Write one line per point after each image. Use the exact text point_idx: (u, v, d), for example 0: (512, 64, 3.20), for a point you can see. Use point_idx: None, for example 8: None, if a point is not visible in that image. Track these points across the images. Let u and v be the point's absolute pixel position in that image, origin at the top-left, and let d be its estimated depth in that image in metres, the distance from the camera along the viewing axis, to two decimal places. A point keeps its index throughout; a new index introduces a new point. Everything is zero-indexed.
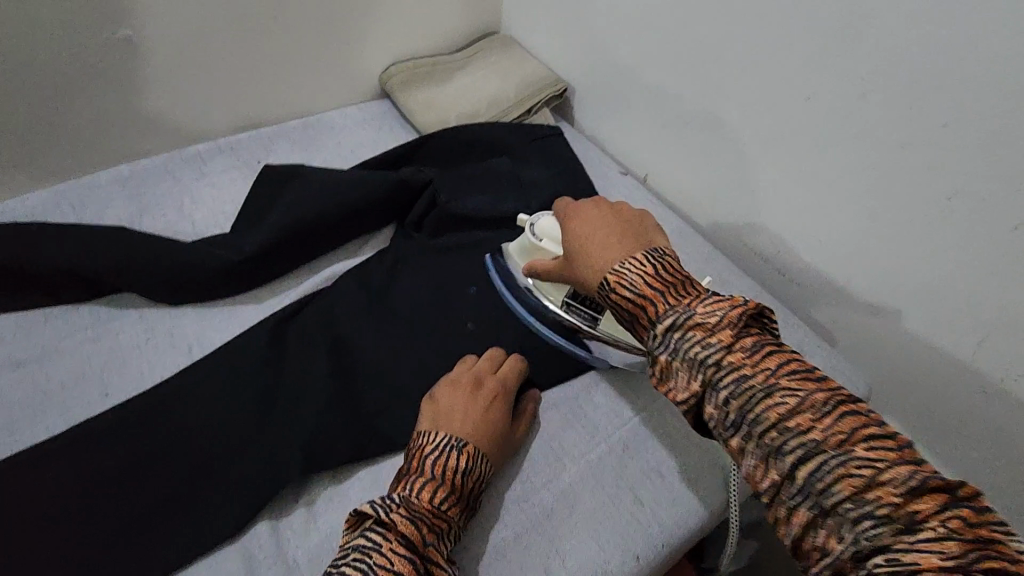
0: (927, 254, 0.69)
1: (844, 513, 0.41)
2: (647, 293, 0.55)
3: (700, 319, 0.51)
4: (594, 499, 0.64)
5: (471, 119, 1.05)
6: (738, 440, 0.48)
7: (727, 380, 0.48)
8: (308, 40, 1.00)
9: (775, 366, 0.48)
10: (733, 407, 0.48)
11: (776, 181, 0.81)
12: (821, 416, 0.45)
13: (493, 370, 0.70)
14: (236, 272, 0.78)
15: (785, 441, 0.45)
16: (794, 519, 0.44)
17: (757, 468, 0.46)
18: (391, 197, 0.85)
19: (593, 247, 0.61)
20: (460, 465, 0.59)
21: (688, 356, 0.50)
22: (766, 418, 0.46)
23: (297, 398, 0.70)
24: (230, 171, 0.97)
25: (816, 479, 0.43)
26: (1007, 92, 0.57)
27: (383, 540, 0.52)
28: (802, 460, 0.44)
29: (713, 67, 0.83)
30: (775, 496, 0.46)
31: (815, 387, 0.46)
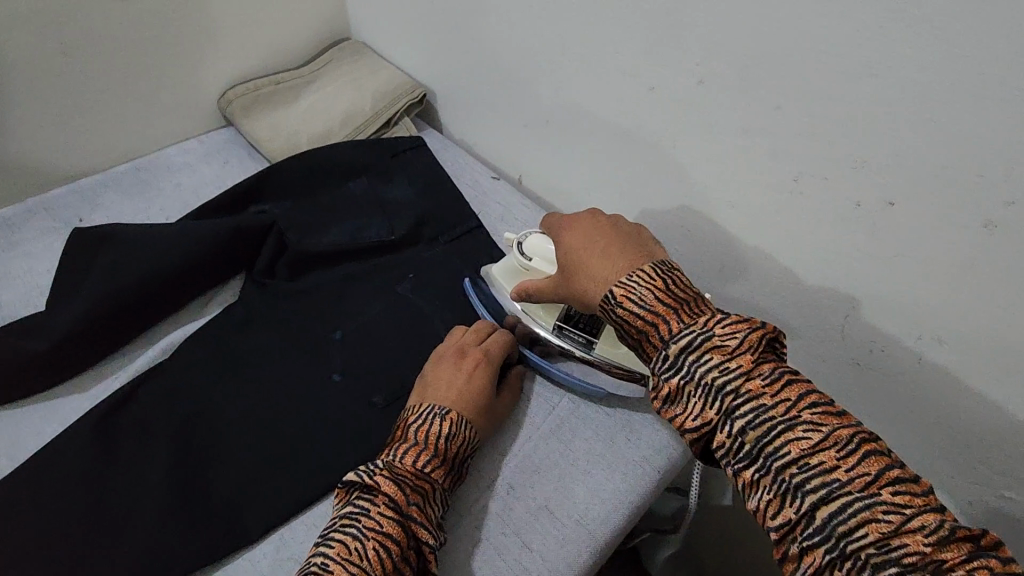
0: (786, 235, 0.68)
1: (868, 557, 0.41)
2: (657, 309, 0.53)
3: (717, 342, 0.49)
4: (531, 494, 0.63)
5: (323, 139, 0.97)
6: (753, 473, 0.46)
7: (747, 409, 0.47)
8: (117, 73, 0.88)
9: (796, 399, 0.47)
10: (751, 438, 0.46)
11: (639, 173, 0.79)
12: (847, 454, 0.44)
13: (480, 341, 0.69)
14: (49, 362, 0.68)
15: (808, 478, 0.44)
16: (807, 558, 0.43)
17: (770, 503, 0.45)
18: (228, 247, 0.76)
19: (598, 265, 0.58)
20: (443, 431, 0.60)
21: (705, 381, 0.48)
22: (787, 452, 0.45)
23: (133, 502, 0.61)
24: (46, 236, 0.85)
25: (837, 521, 0.42)
26: (825, 67, 0.56)
27: (370, 505, 0.54)
28: (824, 500, 0.43)
29: (559, 60, 0.79)
30: (786, 533, 0.44)
31: (838, 423, 0.45)
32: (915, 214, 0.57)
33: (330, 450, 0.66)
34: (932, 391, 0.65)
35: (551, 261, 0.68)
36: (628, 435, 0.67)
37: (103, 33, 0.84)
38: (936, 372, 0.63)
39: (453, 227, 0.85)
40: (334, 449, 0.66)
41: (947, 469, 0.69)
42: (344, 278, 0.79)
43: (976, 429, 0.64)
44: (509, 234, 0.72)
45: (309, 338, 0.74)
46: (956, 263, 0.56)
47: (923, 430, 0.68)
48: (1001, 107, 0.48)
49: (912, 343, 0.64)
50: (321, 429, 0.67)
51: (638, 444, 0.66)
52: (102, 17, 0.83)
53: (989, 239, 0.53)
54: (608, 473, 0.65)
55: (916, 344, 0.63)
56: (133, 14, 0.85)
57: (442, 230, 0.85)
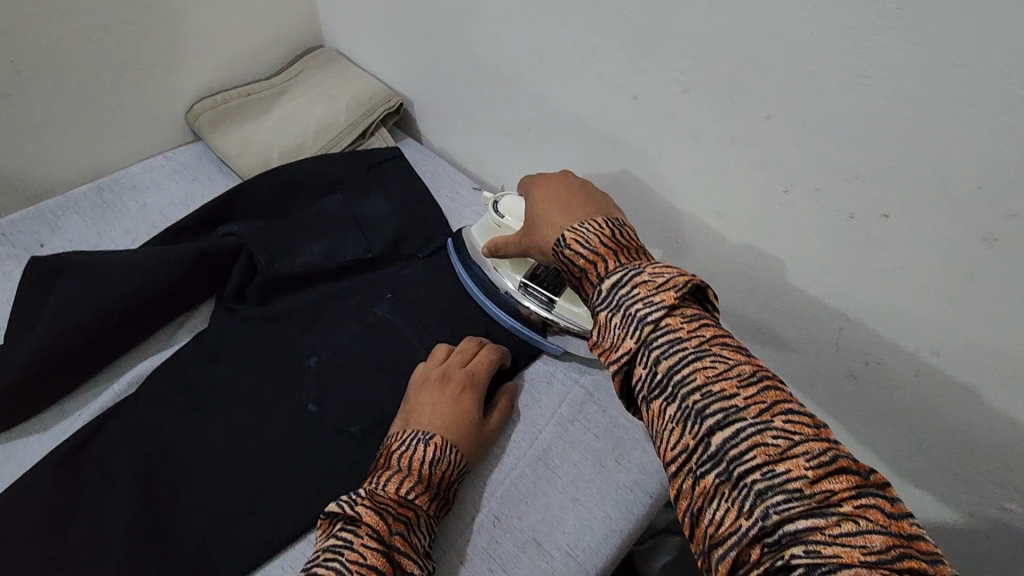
0: (776, 247, 0.65)
1: (754, 484, 0.38)
2: (600, 251, 0.51)
3: (646, 277, 0.47)
4: (514, 512, 0.61)
5: (297, 153, 0.93)
6: (659, 403, 0.43)
7: (662, 338, 0.44)
8: (75, 91, 0.84)
9: (710, 335, 0.44)
10: (663, 366, 0.44)
11: (623, 184, 0.76)
12: (748, 385, 0.41)
13: (464, 363, 0.67)
14: (4, 403, 0.64)
15: (709, 406, 0.41)
16: (700, 487, 0.40)
17: (672, 432, 0.42)
18: (196, 272, 0.73)
19: (556, 212, 0.58)
20: (427, 456, 0.57)
21: (626, 309, 0.46)
22: (692, 380, 0.42)
23: (93, 553, 0.58)
24: (4, 264, 0.81)
25: (730, 448, 0.39)
26: (812, 76, 0.54)
27: (354, 536, 0.50)
28: (721, 427, 0.40)
29: (539, 68, 0.76)
30: (683, 464, 0.41)
31: (746, 359, 0.43)
32: (909, 227, 0.55)
33: (304, 484, 0.63)
34: (928, 403, 0.63)
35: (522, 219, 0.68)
36: (618, 459, 0.65)
37: (59, 49, 0.80)
38: (932, 385, 0.62)
39: (433, 242, 0.82)
40: (312, 484, 0.63)
41: (944, 481, 0.67)
42: (319, 299, 0.76)
43: (971, 442, 0.62)
44: (487, 193, 0.74)
45: (282, 365, 0.71)
46: (951, 275, 0.54)
47: (918, 441, 0.67)
48: (994, 121, 0.46)
49: (909, 356, 0.61)
50: (298, 462, 0.64)
51: (629, 467, 0.64)
52: (56, 34, 0.79)
53: (987, 253, 0.51)
54: (599, 500, 0.62)
55: (910, 357, 0.61)
56: (90, 29, 0.81)
57: (421, 246, 0.82)
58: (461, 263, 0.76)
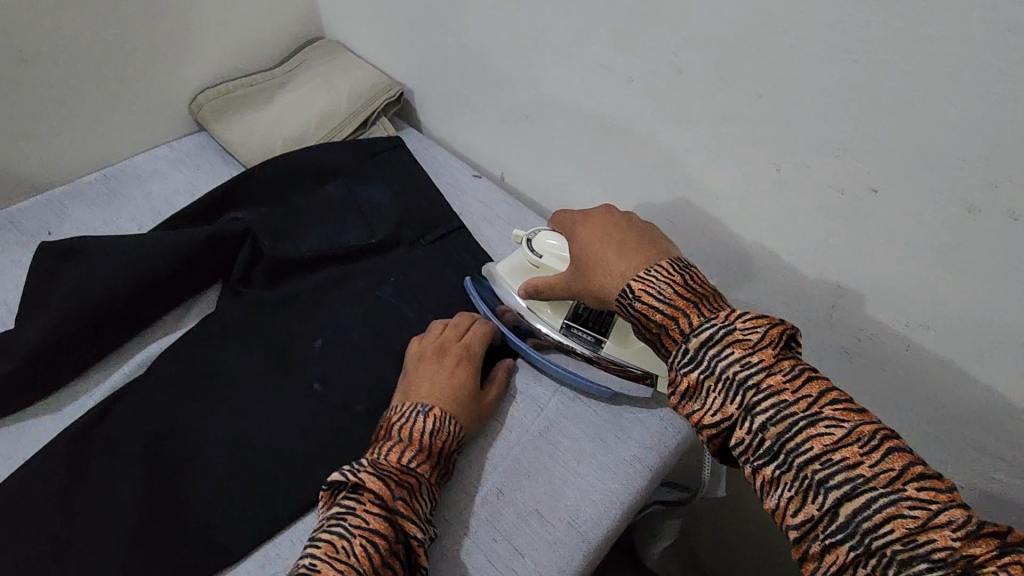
0: (770, 224, 0.67)
1: (894, 555, 0.39)
2: (677, 304, 0.52)
3: (739, 335, 0.48)
4: (529, 493, 0.62)
5: (300, 142, 0.95)
6: (773, 470, 0.44)
7: (768, 405, 0.45)
8: (80, 82, 0.85)
9: (817, 394, 0.45)
10: (773, 433, 0.44)
11: (620, 167, 0.78)
12: (870, 451, 0.42)
13: (459, 336, 0.68)
14: (15, 383, 0.65)
15: (832, 476, 0.42)
16: (830, 556, 0.41)
17: (793, 501, 0.43)
18: (203, 256, 0.74)
19: (614, 256, 0.58)
20: (426, 427, 0.59)
21: (726, 376, 0.47)
22: (809, 448, 0.43)
23: (105, 524, 0.59)
24: (11, 251, 0.82)
25: (861, 519, 0.40)
26: (801, 55, 0.55)
27: (357, 503, 0.53)
28: (849, 497, 0.41)
29: (535, 54, 0.77)
30: (808, 530, 0.42)
31: (859, 417, 0.44)
32: (896, 200, 0.56)
33: (310, 461, 0.65)
34: (917, 376, 0.64)
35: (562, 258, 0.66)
36: (619, 434, 0.66)
37: (64, 41, 0.81)
38: (921, 357, 0.63)
39: (435, 227, 0.84)
40: (319, 460, 0.65)
41: (935, 453, 0.69)
42: (323, 283, 0.77)
43: (961, 413, 0.63)
44: (517, 231, 0.71)
45: (287, 347, 0.72)
46: (936, 246, 0.56)
47: (910, 414, 0.68)
48: (971, 95, 0.48)
49: (899, 329, 0.63)
50: (305, 439, 0.66)
51: (629, 440, 0.66)
52: (62, 26, 0.80)
53: (971, 223, 0.53)
54: (601, 473, 0.64)
55: (901, 330, 0.63)
56: (92, 20, 0.82)
57: (423, 232, 0.83)
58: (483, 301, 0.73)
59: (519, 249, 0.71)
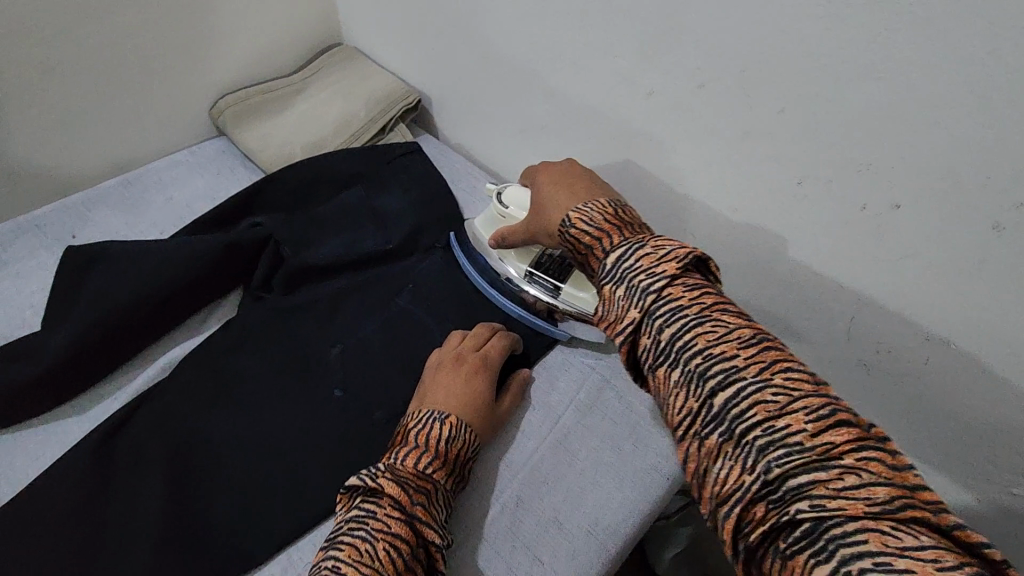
0: (789, 237, 0.67)
1: (755, 442, 0.37)
2: (605, 229, 0.52)
3: (648, 249, 0.47)
4: (546, 501, 0.62)
5: (318, 148, 0.96)
6: (662, 369, 0.43)
7: (664, 307, 0.43)
8: (105, 87, 0.87)
9: (710, 298, 0.44)
10: (664, 333, 0.43)
11: (638, 177, 0.78)
12: (749, 346, 0.40)
13: (477, 347, 0.69)
14: (43, 387, 0.66)
15: (711, 368, 0.40)
16: (705, 450, 0.40)
17: (677, 397, 0.41)
18: (225, 262, 0.75)
19: (559, 193, 0.60)
20: (443, 433, 0.59)
21: (629, 281, 0.46)
22: (693, 343, 0.42)
23: (131, 527, 0.60)
24: (37, 254, 0.83)
25: (732, 409, 0.39)
26: (825, 71, 0.55)
27: (376, 507, 0.53)
28: (724, 388, 0.39)
29: (555, 64, 0.78)
30: (688, 427, 0.41)
31: (746, 322, 0.42)
32: (919, 217, 0.56)
33: (330, 466, 0.65)
34: (937, 390, 0.65)
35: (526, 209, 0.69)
36: (634, 441, 0.67)
37: (90, 50, 0.82)
38: (941, 372, 0.63)
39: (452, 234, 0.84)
40: (340, 465, 0.65)
41: (948, 465, 0.69)
42: (343, 289, 0.78)
43: (974, 426, 0.64)
44: (491, 185, 0.75)
45: (307, 352, 0.73)
46: (961, 263, 0.56)
47: (927, 427, 0.68)
48: (1001, 115, 0.48)
49: (918, 343, 0.63)
50: (326, 445, 0.67)
51: (645, 449, 0.66)
52: (89, 36, 0.81)
53: (997, 242, 0.53)
54: (618, 481, 0.64)
55: (920, 345, 0.63)
56: (118, 27, 0.83)
57: (440, 238, 0.84)
58: (463, 254, 0.79)
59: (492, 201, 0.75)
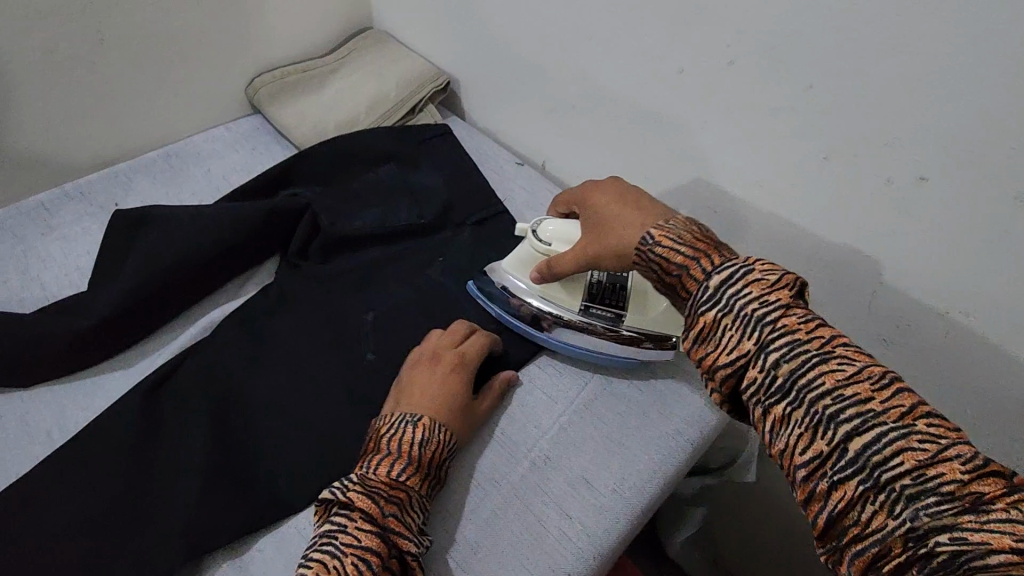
0: (814, 213, 0.69)
1: (903, 489, 0.37)
2: (697, 246, 0.51)
3: (757, 276, 0.46)
4: (572, 464, 0.64)
5: (350, 126, 0.98)
6: (784, 407, 0.42)
7: (784, 342, 0.43)
8: (149, 61, 0.90)
9: (832, 333, 0.43)
10: (784, 370, 0.42)
11: (664, 156, 0.80)
12: (881, 387, 0.40)
13: (454, 345, 0.68)
14: (94, 340, 0.69)
15: (843, 409, 0.40)
16: (837, 493, 0.39)
17: (802, 437, 0.41)
18: (265, 229, 0.78)
19: (627, 213, 0.58)
20: (416, 437, 0.59)
21: (744, 312, 0.44)
22: (822, 383, 0.41)
23: (177, 473, 0.63)
24: (82, 219, 0.87)
25: (871, 453, 0.38)
26: (854, 45, 0.57)
27: (347, 520, 0.53)
28: (860, 431, 0.39)
29: (586, 44, 0.80)
30: (816, 468, 0.40)
31: (869, 358, 0.42)
32: (945, 189, 0.58)
33: (365, 425, 0.67)
34: (955, 364, 0.66)
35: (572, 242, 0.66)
36: (660, 410, 0.69)
37: (137, 25, 0.86)
38: (961, 346, 0.65)
39: (481, 210, 0.87)
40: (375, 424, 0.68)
41: None
42: (376, 259, 0.80)
43: (991, 398, 0.66)
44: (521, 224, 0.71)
45: (342, 319, 0.76)
46: (984, 234, 0.58)
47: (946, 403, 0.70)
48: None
49: (938, 317, 0.65)
50: (361, 405, 0.69)
51: (671, 416, 0.68)
52: (136, 12, 0.85)
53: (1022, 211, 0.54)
54: (642, 446, 0.66)
55: (940, 318, 0.65)
56: (164, 2, 0.86)
57: (470, 214, 0.86)
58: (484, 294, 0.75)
59: (524, 241, 0.71)
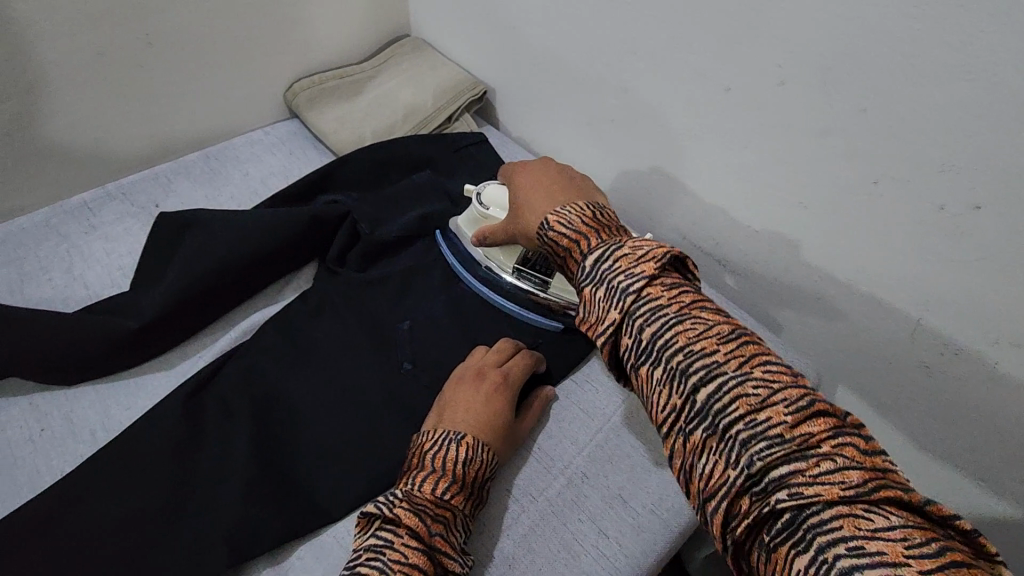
0: (859, 237, 0.68)
1: (738, 435, 0.40)
2: (584, 230, 0.54)
3: (626, 251, 0.50)
4: (611, 482, 0.64)
5: (386, 134, 0.99)
6: (647, 368, 0.46)
7: (645, 309, 0.47)
8: (195, 66, 0.91)
9: (688, 299, 0.47)
10: (646, 333, 0.46)
11: (705, 174, 0.79)
12: (728, 343, 0.44)
13: (500, 362, 0.68)
14: (139, 340, 0.70)
15: (692, 364, 0.43)
16: (690, 444, 0.42)
17: (662, 394, 0.45)
18: (305, 235, 0.79)
19: (537, 197, 0.61)
20: (460, 455, 0.58)
21: (610, 283, 0.48)
22: (675, 343, 0.45)
23: (218, 477, 0.63)
24: (124, 219, 0.88)
25: (715, 404, 0.42)
26: (912, 70, 0.57)
27: (394, 536, 0.51)
28: (706, 383, 0.43)
29: (629, 58, 0.80)
30: (674, 423, 0.44)
31: (724, 321, 0.46)
32: (1001, 220, 0.57)
33: (401, 434, 0.68)
34: (997, 396, 0.65)
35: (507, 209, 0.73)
36: None
37: (184, 28, 0.87)
38: (1007, 378, 0.64)
39: None
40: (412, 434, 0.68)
41: (1007, 472, 0.69)
42: (413, 268, 0.81)
43: None
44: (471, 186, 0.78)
45: (379, 326, 0.76)
46: None
47: (986, 435, 0.69)
48: None
49: (984, 348, 0.64)
50: (397, 415, 0.69)
51: None
52: (185, 15, 0.86)
53: None
54: None
55: (988, 348, 0.64)
56: (212, 7, 0.87)
57: None
58: (445, 245, 0.81)
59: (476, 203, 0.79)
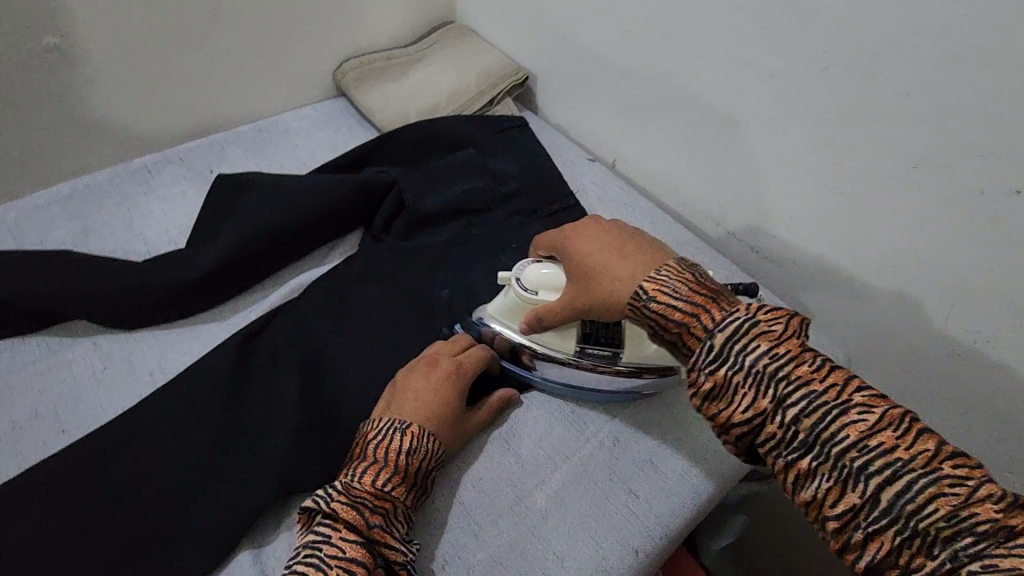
0: (895, 222, 0.69)
1: (936, 531, 0.41)
2: (695, 301, 0.53)
3: (763, 330, 0.49)
4: (641, 446, 0.66)
5: (430, 114, 1.03)
6: (809, 461, 0.45)
7: (801, 398, 0.46)
8: (253, 41, 0.96)
9: (844, 382, 0.47)
10: (807, 426, 0.46)
11: (743, 159, 0.81)
12: (903, 433, 0.44)
13: (453, 353, 0.68)
14: (196, 291, 0.74)
15: (870, 461, 0.43)
16: (875, 542, 0.42)
17: (832, 491, 0.44)
18: (354, 203, 0.82)
19: (615, 263, 0.59)
20: (403, 446, 0.58)
21: (760, 372, 0.47)
22: (845, 436, 0.44)
23: (267, 420, 0.67)
24: (180, 183, 0.93)
25: (905, 502, 0.42)
26: (958, 54, 0.58)
27: (331, 530, 0.53)
28: (891, 480, 0.42)
29: (673, 45, 0.82)
30: (850, 519, 0.43)
31: (885, 403, 0.46)
32: None
33: None
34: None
35: (556, 285, 0.66)
36: None
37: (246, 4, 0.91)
38: None
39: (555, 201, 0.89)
40: None
41: None
42: (453, 240, 0.84)
43: None
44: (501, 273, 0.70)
45: (420, 292, 0.79)
46: None
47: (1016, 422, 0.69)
48: None
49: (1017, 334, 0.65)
50: None
51: None
52: None
53: None
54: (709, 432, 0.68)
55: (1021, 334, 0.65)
56: None
57: (544, 204, 0.89)
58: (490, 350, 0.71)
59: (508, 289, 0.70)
